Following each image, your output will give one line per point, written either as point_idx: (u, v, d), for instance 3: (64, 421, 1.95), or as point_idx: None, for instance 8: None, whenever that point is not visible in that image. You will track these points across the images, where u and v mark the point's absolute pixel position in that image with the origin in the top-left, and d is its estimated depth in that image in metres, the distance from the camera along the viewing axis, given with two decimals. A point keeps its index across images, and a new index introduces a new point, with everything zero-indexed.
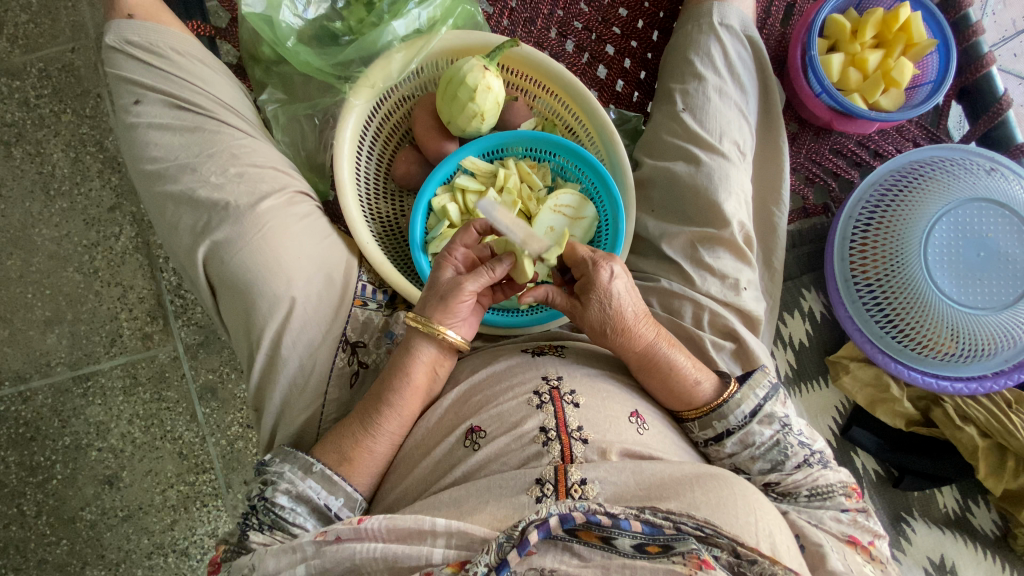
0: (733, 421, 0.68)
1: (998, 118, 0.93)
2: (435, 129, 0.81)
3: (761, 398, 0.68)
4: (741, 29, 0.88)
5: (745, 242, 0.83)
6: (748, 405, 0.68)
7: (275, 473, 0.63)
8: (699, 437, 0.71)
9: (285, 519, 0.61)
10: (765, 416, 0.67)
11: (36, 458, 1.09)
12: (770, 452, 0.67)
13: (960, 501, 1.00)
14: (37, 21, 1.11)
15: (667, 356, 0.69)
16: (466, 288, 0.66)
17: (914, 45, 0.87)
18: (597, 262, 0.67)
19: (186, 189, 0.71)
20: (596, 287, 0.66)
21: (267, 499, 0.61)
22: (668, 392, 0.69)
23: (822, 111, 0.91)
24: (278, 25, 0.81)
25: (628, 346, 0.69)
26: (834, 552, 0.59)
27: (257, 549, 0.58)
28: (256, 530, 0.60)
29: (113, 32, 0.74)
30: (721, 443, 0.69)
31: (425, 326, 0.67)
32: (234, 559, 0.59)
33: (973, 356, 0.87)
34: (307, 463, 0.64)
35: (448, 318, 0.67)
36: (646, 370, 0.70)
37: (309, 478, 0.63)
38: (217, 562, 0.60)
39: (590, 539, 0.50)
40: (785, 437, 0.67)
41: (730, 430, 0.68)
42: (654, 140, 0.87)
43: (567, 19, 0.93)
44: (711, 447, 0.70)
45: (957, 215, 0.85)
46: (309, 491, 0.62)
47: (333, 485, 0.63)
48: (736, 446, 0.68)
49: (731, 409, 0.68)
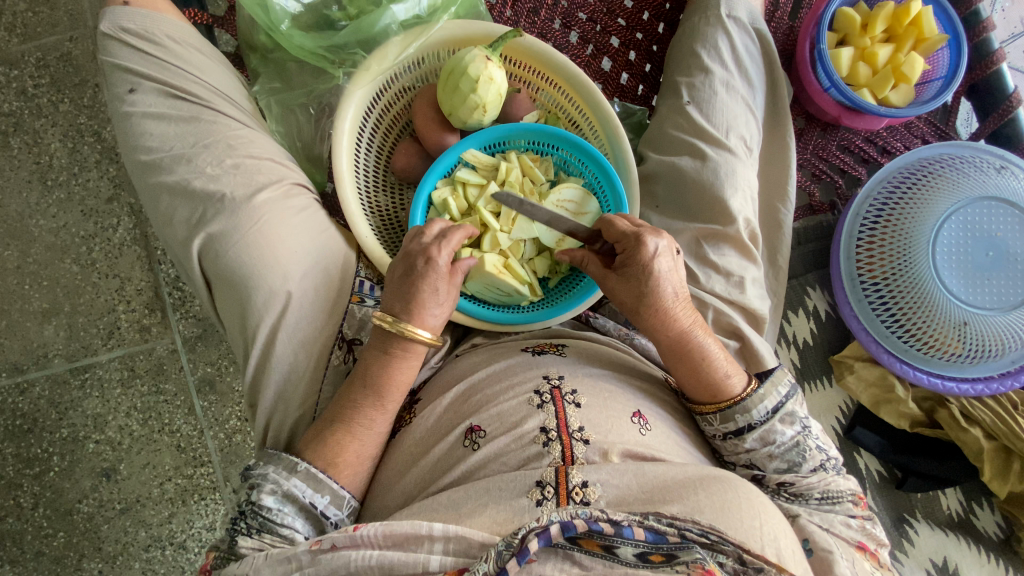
0: (756, 416, 0.66)
1: (1008, 116, 0.91)
2: (436, 122, 0.79)
3: (783, 395, 0.67)
4: (749, 21, 0.86)
5: (751, 239, 0.81)
6: (771, 401, 0.66)
7: (259, 475, 0.62)
8: (719, 430, 0.68)
9: (273, 521, 0.59)
10: (788, 415, 0.66)
11: (34, 449, 1.09)
12: (789, 452, 0.66)
13: (964, 503, 0.99)
14: (35, 9, 1.09)
15: (702, 344, 0.67)
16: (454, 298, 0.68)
17: (925, 40, 0.85)
18: (644, 237, 0.66)
19: (182, 180, 0.69)
20: (639, 257, 0.65)
21: (254, 502, 0.60)
22: (699, 382, 0.67)
23: (830, 107, 0.89)
24: (272, 9, 0.79)
25: (666, 328, 0.67)
26: (844, 559, 0.58)
27: (247, 555, 0.57)
28: (245, 535, 0.59)
29: (107, 19, 0.72)
30: (743, 437, 0.67)
31: (393, 325, 0.66)
32: (224, 568, 0.57)
33: (981, 357, 0.85)
34: (292, 463, 0.62)
35: (416, 318, 0.66)
36: (679, 356, 0.68)
37: (294, 477, 0.61)
38: (206, 569, 0.59)
39: (592, 548, 0.49)
40: (806, 439, 0.66)
41: (753, 424, 0.66)
42: (658, 134, 0.85)
43: (571, 10, 0.91)
44: (730, 441, 0.68)
45: (966, 214, 0.83)
46: (295, 490, 0.61)
47: (318, 483, 0.62)
48: (757, 443, 0.66)
49: (755, 403, 0.66)
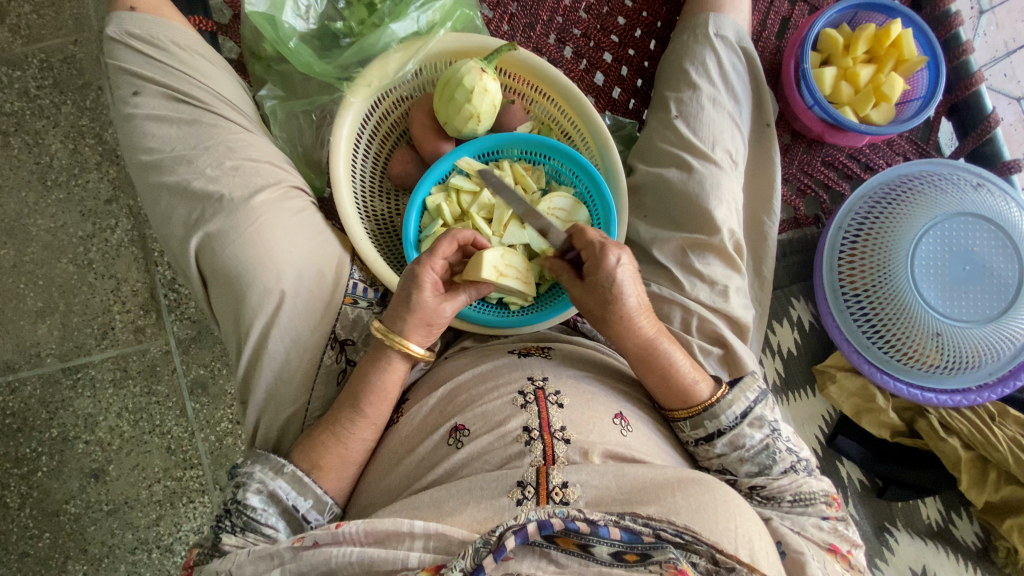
0: (725, 421, 0.68)
1: (986, 135, 0.94)
2: (432, 130, 0.82)
3: (751, 400, 0.68)
4: (736, 40, 0.89)
5: (735, 250, 0.83)
6: (739, 406, 0.68)
7: (246, 474, 0.64)
8: (690, 437, 0.71)
9: (257, 520, 0.61)
10: (756, 419, 0.68)
11: (23, 449, 1.09)
12: (759, 455, 0.68)
13: (943, 513, 1.01)
14: (40, 12, 1.11)
15: (668, 352, 0.69)
16: (449, 312, 0.69)
17: (905, 62, 0.88)
18: (606, 248, 0.67)
19: (182, 180, 0.71)
20: (602, 268, 0.66)
21: (239, 501, 0.62)
22: (666, 388, 0.70)
23: (814, 124, 0.92)
24: (281, 26, 0.81)
25: (631, 336, 0.69)
26: (815, 561, 0.60)
27: (230, 552, 0.59)
28: (228, 532, 0.61)
29: (114, 24, 0.74)
30: (712, 443, 0.69)
31: (387, 338, 0.68)
32: (207, 563, 0.59)
33: (958, 368, 0.88)
34: (279, 464, 0.65)
35: (413, 334, 0.68)
36: (645, 363, 0.70)
37: (280, 478, 0.64)
38: (191, 565, 0.61)
39: (568, 546, 0.50)
40: (775, 441, 0.68)
41: (722, 430, 0.68)
42: (647, 147, 0.88)
43: (566, 26, 0.95)
44: (701, 447, 0.70)
45: (944, 229, 0.86)
46: (279, 491, 0.63)
47: (302, 487, 0.64)
48: (726, 448, 0.68)
49: (723, 409, 0.68)
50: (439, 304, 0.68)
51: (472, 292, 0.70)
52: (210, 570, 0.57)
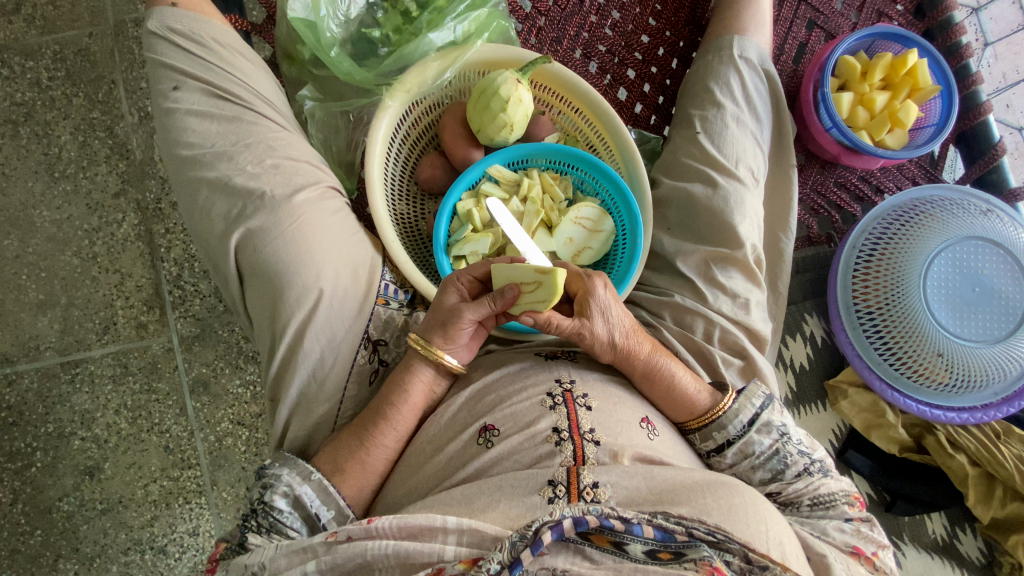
0: (733, 431, 0.70)
1: (993, 163, 0.98)
2: (463, 137, 0.83)
3: (757, 407, 0.71)
4: (758, 62, 0.92)
5: (756, 263, 0.86)
6: (746, 414, 0.70)
7: (274, 476, 0.64)
8: (702, 449, 0.73)
9: (282, 522, 0.62)
10: (764, 426, 0.70)
11: (17, 444, 1.08)
12: (771, 461, 0.70)
13: (949, 528, 1.04)
14: (56, 4, 1.12)
15: (667, 365, 0.71)
16: (465, 317, 0.67)
17: (919, 90, 0.92)
18: (591, 277, 0.68)
19: (222, 176, 0.72)
20: (591, 296, 0.68)
21: (266, 502, 0.62)
22: (672, 401, 0.72)
23: (831, 146, 0.95)
24: (322, 33, 0.82)
25: (633, 357, 0.70)
26: (838, 563, 0.61)
27: (256, 549, 0.59)
28: (254, 532, 0.61)
29: (156, 19, 0.75)
30: (724, 453, 0.71)
31: (426, 350, 0.70)
32: (234, 557, 0.60)
33: (967, 387, 0.90)
34: (307, 470, 0.65)
35: (447, 344, 0.70)
36: (650, 380, 0.71)
37: (307, 484, 0.64)
38: (216, 559, 0.61)
39: (602, 543, 0.51)
40: (785, 446, 0.70)
41: (731, 440, 0.70)
42: (672, 162, 0.90)
43: (592, 41, 0.97)
44: (713, 459, 0.73)
45: (955, 251, 0.89)
46: (304, 497, 0.64)
47: (327, 496, 0.65)
48: (737, 457, 0.71)
49: (731, 419, 0.70)
50: (456, 304, 0.68)
51: (495, 295, 0.65)
52: (236, 565, 0.58)
